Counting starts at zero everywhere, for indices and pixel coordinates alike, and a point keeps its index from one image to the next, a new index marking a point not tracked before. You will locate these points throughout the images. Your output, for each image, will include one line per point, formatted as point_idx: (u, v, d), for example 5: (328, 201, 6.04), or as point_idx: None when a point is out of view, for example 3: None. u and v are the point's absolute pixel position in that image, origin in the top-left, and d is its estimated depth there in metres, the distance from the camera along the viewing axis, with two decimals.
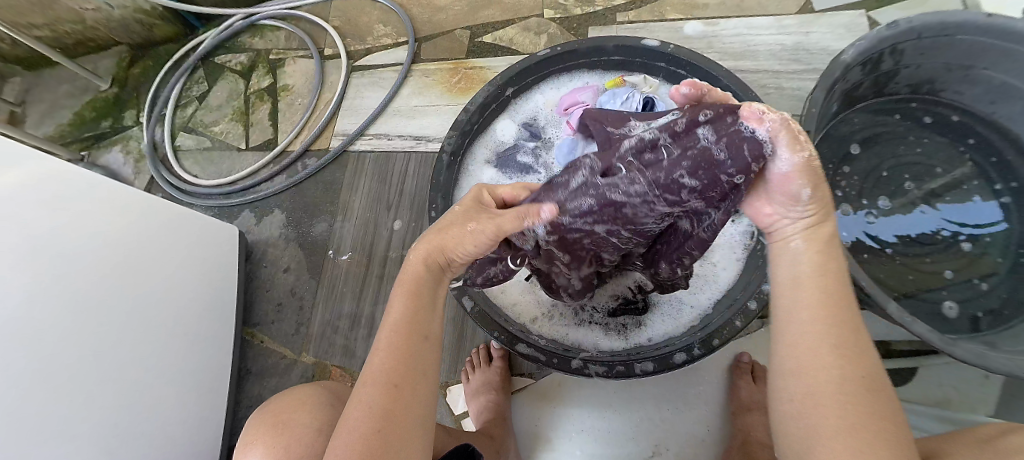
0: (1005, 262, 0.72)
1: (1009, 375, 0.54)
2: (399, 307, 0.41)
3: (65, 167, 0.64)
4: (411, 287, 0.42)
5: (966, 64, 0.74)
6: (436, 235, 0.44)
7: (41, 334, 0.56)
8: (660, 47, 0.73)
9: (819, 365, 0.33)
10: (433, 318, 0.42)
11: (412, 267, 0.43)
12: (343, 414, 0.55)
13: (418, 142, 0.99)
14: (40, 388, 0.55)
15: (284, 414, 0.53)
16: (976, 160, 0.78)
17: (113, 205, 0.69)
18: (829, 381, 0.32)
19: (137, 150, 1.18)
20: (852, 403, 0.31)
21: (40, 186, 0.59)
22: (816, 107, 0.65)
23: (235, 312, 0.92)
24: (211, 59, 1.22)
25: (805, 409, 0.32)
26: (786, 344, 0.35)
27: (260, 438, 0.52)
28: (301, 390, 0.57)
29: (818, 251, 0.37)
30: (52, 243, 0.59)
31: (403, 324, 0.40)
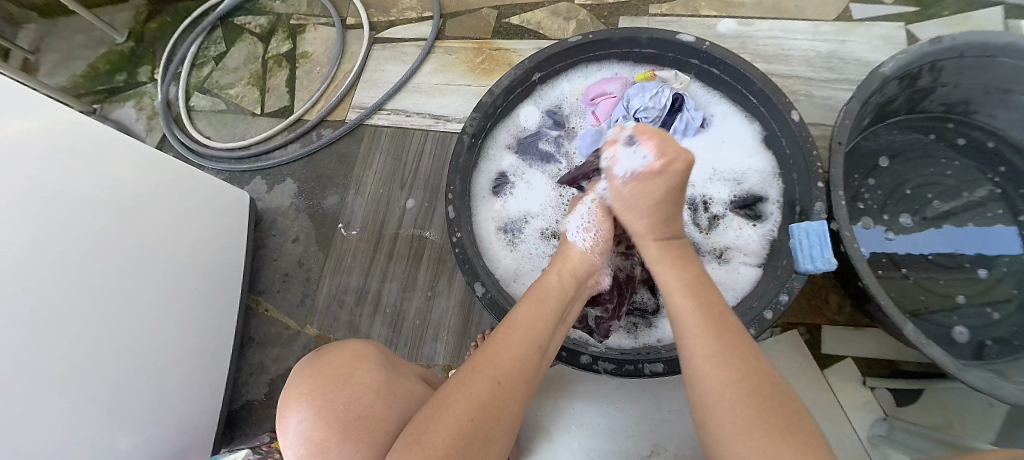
0: (1020, 293, 0.70)
1: (1016, 406, 0.54)
2: (528, 312, 0.46)
3: (77, 118, 0.62)
4: (541, 302, 0.47)
5: (1005, 88, 0.71)
6: (553, 277, 0.51)
7: (43, 288, 0.55)
8: (696, 43, 0.71)
9: (704, 366, 0.39)
10: (550, 335, 0.46)
11: (546, 286, 0.50)
12: (399, 380, 0.52)
13: (436, 122, 0.97)
14: (43, 342, 0.54)
15: (343, 369, 0.49)
16: (1001, 187, 0.76)
17: (120, 162, 0.68)
18: (724, 375, 0.38)
19: (150, 107, 1.16)
20: (750, 386, 0.37)
21: (49, 136, 0.57)
22: (850, 118, 0.63)
23: (242, 278, 0.92)
24: (230, 20, 1.19)
25: (715, 407, 0.37)
26: (684, 356, 0.41)
27: (312, 390, 0.49)
28: (355, 345, 0.53)
29: (695, 281, 0.46)
30: (60, 196, 0.58)
31: (529, 328, 0.44)
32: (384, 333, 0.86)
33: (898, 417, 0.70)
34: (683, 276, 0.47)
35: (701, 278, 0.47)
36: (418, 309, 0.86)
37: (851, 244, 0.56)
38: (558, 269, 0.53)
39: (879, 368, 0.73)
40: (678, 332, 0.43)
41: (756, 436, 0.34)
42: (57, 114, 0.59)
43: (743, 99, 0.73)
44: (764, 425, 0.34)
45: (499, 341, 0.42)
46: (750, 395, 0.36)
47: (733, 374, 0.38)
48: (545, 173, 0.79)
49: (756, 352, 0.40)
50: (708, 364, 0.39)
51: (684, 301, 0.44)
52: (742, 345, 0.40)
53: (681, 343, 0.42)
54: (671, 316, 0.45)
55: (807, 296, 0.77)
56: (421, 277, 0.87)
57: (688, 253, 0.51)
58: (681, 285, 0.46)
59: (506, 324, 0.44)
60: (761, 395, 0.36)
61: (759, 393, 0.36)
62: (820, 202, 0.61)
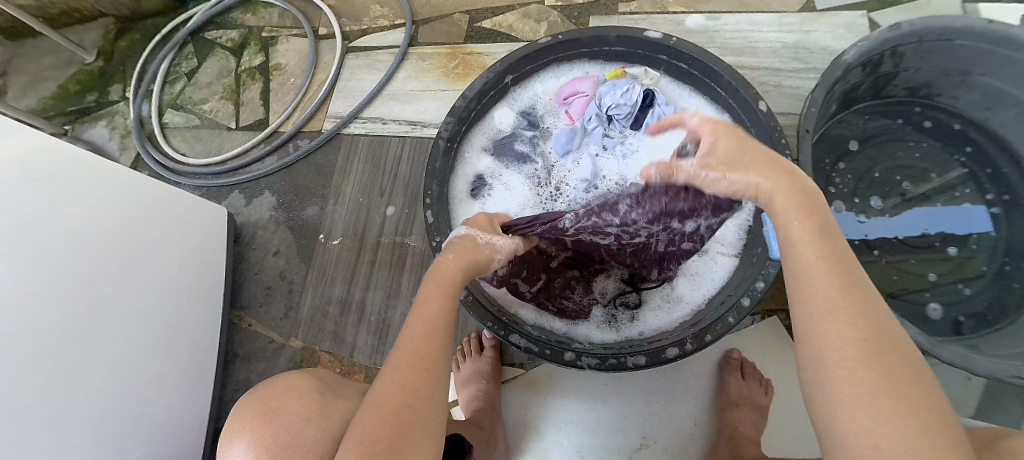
0: (990, 268, 0.73)
1: (990, 377, 0.55)
2: (433, 302, 0.42)
3: (48, 141, 0.61)
4: (446, 287, 0.44)
5: (964, 70, 0.74)
6: (454, 261, 0.46)
7: (21, 315, 0.54)
8: (663, 39, 0.72)
9: (825, 321, 0.34)
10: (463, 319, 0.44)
11: (446, 270, 0.45)
12: (333, 403, 0.52)
13: (413, 128, 0.97)
14: (23, 370, 0.53)
15: (273, 402, 0.50)
16: (967, 166, 0.79)
17: (95, 183, 0.67)
18: (848, 330, 0.33)
19: (123, 126, 1.14)
20: (873, 347, 0.33)
21: (22, 162, 0.56)
22: (816, 106, 0.64)
23: (223, 294, 0.91)
24: (201, 35, 1.18)
25: (828, 364, 0.34)
26: (799, 303, 0.37)
27: (243, 427, 0.48)
28: (286, 379, 0.54)
29: (821, 228, 0.39)
30: (34, 220, 0.57)
31: (438, 316, 0.42)
32: (370, 342, 0.85)
33: None
34: (803, 221, 0.39)
35: (823, 221, 0.40)
36: (403, 316, 0.85)
37: None
38: (454, 251, 0.47)
39: None
40: (795, 275, 0.38)
41: (873, 395, 0.31)
42: (30, 137, 0.58)
43: (712, 92, 0.75)
44: (891, 384, 0.31)
45: (413, 335, 0.40)
46: (873, 358, 0.32)
47: (858, 333, 0.33)
48: (522, 174, 0.79)
49: (884, 315, 0.35)
50: (838, 333, 0.34)
51: (808, 250, 0.38)
52: (869, 302, 0.35)
53: (794, 285, 0.38)
54: (789, 255, 0.39)
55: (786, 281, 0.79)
56: (405, 284, 0.87)
57: (802, 184, 0.42)
58: (806, 231, 0.39)
59: (414, 309, 0.43)
60: (885, 357, 0.32)
61: (884, 357, 0.32)
62: None
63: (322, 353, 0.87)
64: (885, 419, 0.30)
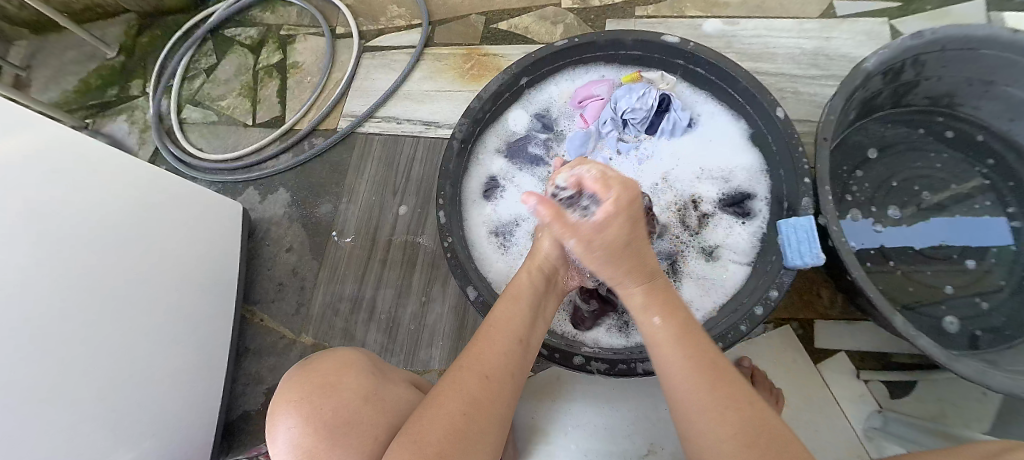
0: (1010, 282, 0.71)
1: (1008, 394, 0.54)
2: (506, 312, 0.48)
3: (73, 136, 0.62)
4: (519, 297, 0.50)
5: (987, 80, 0.72)
6: (527, 277, 0.52)
7: (40, 305, 0.55)
8: (680, 44, 0.72)
9: (702, 422, 0.38)
10: (530, 332, 0.48)
11: (523, 281, 0.52)
12: (385, 385, 0.52)
13: (427, 128, 0.98)
14: (40, 357, 0.54)
15: (330, 377, 0.49)
16: (988, 178, 0.77)
17: (115, 177, 0.68)
18: (720, 430, 0.37)
19: (142, 120, 1.16)
20: (750, 439, 0.36)
21: (45, 155, 0.58)
22: (835, 114, 0.63)
23: (236, 289, 0.92)
24: (221, 32, 1.20)
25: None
26: (680, 412, 0.41)
27: (299, 398, 0.48)
28: (341, 354, 0.53)
29: (690, 333, 0.44)
30: (55, 211, 0.58)
31: (508, 325, 0.46)
32: (380, 340, 0.86)
33: (893, 409, 0.71)
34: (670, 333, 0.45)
35: (688, 323, 0.46)
36: (413, 315, 0.86)
37: (839, 239, 0.57)
38: (527, 270, 0.53)
39: (872, 361, 0.73)
40: (670, 386, 0.42)
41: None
42: (54, 130, 0.60)
43: (729, 98, 0.74)
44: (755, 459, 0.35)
45: (482, 341, 0.45)
46: (751, 450, 0.35)
47: (732, 428, 0.37)
48: (534, 176, 0.79)
49: (757, 408, 0.38)
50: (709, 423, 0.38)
51: (675, 352, 0.43)
52: (736, 397, 0.39)
53: (672, 394, 0.42)
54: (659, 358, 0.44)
55: (800, 290, 0.78)
56: (416, 283, 0.88)
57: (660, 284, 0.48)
58: (669, 336, 0.44)
59: (488, 324, 0.47)
60: (760, 447, 0.35)
61: (758, 446, 0.35)
62: (806, 198, 0.62)
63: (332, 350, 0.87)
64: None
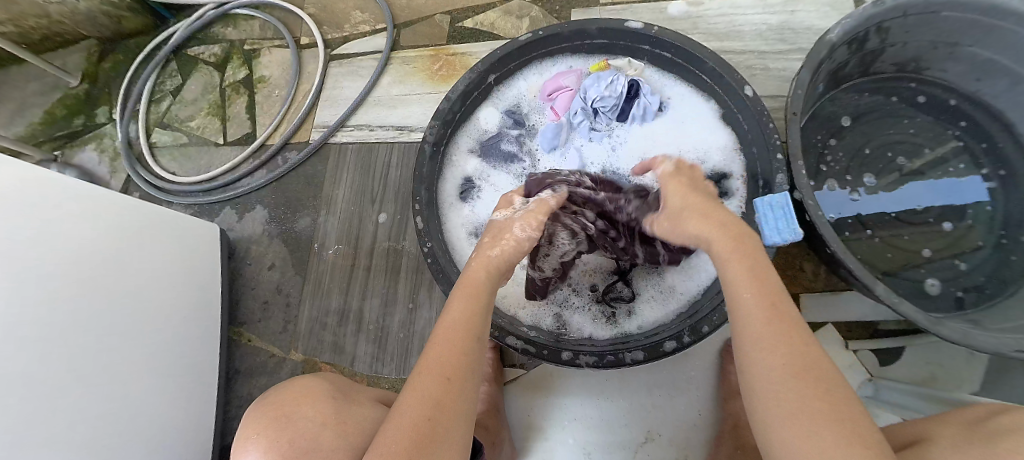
0: (988, 241, 0.72)
1: (993, 353, 0.55)
2: (458, 308, 0.45)
3: (41, 175, 0.62)
4: (470, 291, 0.47)
5: (952, 42, 0.73)
6: (487, 261, 0.51)
7: (14, 349, 0.54)
8: (645, 29, 0.71)
9: (754, 349, 0.36)
10: (486, 325, 0.46)
11: (473, 275, 0.50)
12: (347, 409, 0.52)
13: (400, 133, 0.97)
14: (21, 401, 0.53)
15: (288, 407, 0.49)
16: (961, 139, 0.78)
17: (90, 211, 0.67)
18: (771, 358, 0.35)
19: (112, 148, 1.14)
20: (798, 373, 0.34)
21: (11, 195, 0.57)
22: (803, 87, 0.63)
23: (220, 311, 0.91)
24: (184, 52, 1.17)
25: (760, 390, 0.35)
26: (736, 334, 0.39)
27: (258, 432, 0.48)
28: (301, 382, 0.53)
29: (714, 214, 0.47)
30: (25, 252, 0.57)
31: (463, 322, 0.44)
32: (370, 350, 0.85)
33: (883, 376, 0.71)
34: (730, 250, 0.42)
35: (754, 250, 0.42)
36: (401, 323, 0.85)
37: (816, 213, 0.57)
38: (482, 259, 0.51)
39: (859, 330, 0.74)
40: (734, 306, 0.40)
41: (799, 419, 0.32)
42: (11, 168, 0.58)
43: (697, 79, 0.74)
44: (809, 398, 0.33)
45: (435, 342, 0.43)
46: (801, 380, 0.33)
47: (784, 356, 0.35)
48: (509, 173, 0.79)
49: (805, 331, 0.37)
50: (765, 355, 0.36)
51: (740, 273, 0.40)
52: (790, 323, 0.37)
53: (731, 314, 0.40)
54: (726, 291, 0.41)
55: (783, 265, 0.78)
56: (401, 290, 0.87)
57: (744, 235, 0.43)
58: (746, 266, 0.41)
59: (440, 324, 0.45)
60: (814, 379, 0.33)
61: (810, 378, 0.33)
62: (781, 174, 0.62)
63: (322, 364, 0.86)
64: (804, 439, 0.31)
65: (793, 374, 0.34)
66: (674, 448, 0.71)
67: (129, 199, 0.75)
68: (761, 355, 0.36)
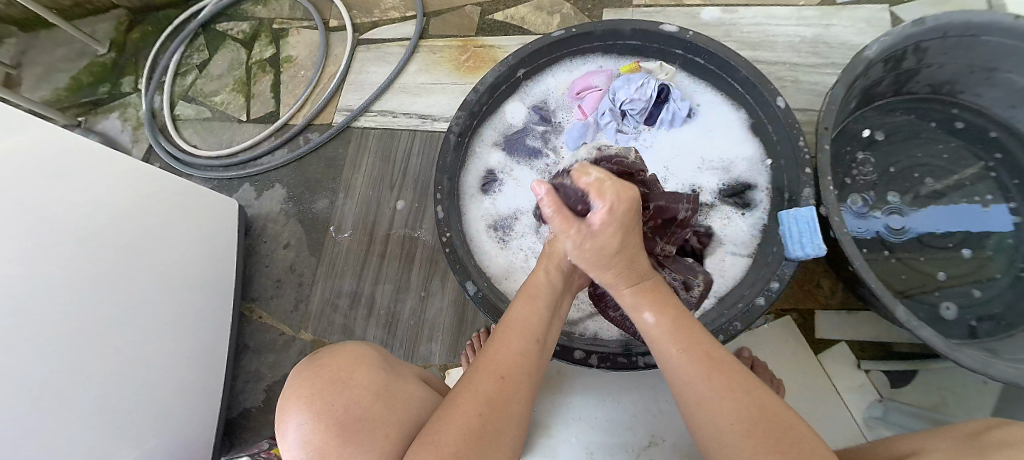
0: (1010, 270, 0.71)
1: (1009, 383, 0.54)
2: (523, 314, 0.47)
3: (78, 139, 0.64)
4: (535, 297, 0.49)
5: (989, 66, 0.72)
6: (552, 264, 0.52)
7: (40, 306, 0.55)
8: (679, 33, 0.71)
9: (699, 414, 0.38)
10: (547, 334, 0.48)
11: (540, 280, 0.51)
12: (396, 382, 0.51)
13: (424, 122, 0.97)
14: (43, 358, 0.55)
15: (341, 372, 0.48)
16: (992, 169, 0.76)
17: (120, 178, 0.69)
18: (721, 419, 0.37)
19: (135, 118, 1.15)
20: (746, 425, 0.36)
21: (47, 154, 0.58)
22: (836, 103, 0.62)
23: (233, 286, 0.91)
24: (212, 27, 1.18)
25: (718, 450, 0.36)
26: (682, 396, 0.41)
27: (311, 393, 0.47)
28: (353, 349, 0.52)
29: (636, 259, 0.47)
30: (54, 212, 0.58)
31: (526, 329, 0.46)
32: (379, 336, 0.85)
33: (893, 398, 0.70)
34: (642, 297, 0.46)
35: (681, 318, 0.45)
36: (412, 311, 0.85)
37: (841, 230, 0.56)
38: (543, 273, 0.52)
39: (873, 350, 0.73)
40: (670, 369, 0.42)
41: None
42: (40, 129, 0.58)
43: (728, 87, 0.73)
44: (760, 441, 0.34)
45: (498, 342, 0.44)
46: (752, 436, 0.35)
47: (731, 420, 0.36)
48: (533, 169, 0.78)
49: (746, 382, 0.38)
50: (711, 413, 0.37)
51: (670, 349, 0.43)
52: (733, 375, 0.39)
53: (672, 388, 0.42)
54: (656, 351, 0.44)
55: (800, 281, 0.77)
56: (414, 278, 0.87)
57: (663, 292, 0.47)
58: (666, 331, 0.44)
59: (503, 326, 0.46)
60: (763, 435, 0.34)
61: (755, 434, 0.35)
62: (808, 188, 0.61)
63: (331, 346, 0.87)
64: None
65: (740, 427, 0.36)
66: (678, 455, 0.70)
67: (163, 173, 0.78)
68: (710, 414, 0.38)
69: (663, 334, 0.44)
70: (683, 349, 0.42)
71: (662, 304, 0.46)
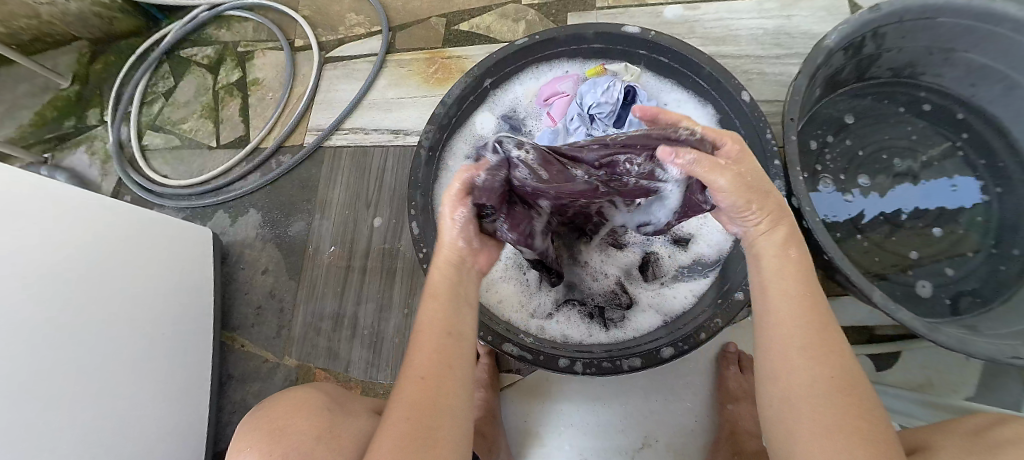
0: (984, 245, 0.72)
1: (989, 359, 0.55)
2: (428, 308, 0.42)
3: (48, 184, 0.63)
4: (439, 288, 0.43)
5: (947, 47, 0.73)
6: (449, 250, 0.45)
7: (13, 358, 0.53)
8: (641, 34, 0.71)
9: (795, 359, 0.37)
10: (463, 317, 0.43)
11: (439, 271, 0.45)
12: (341, 420, 0.51)
13: (396, 136, 0.96)
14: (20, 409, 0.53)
15: (280, 420, 0.48)
16: (959, 148, 0.78)
17: (91, 218, 0.68)
18: (818, 370, 0.36)
19: (103, 150, 1.12)
20: (838, 385, 0.35)
21: (17, 199, 0.57)
22: (799, 94, 0.63)
23: (213, 316, 0.89)
24: (176, 54, 1.16)
25: (799, 403, 0.35)
26: (769, 339, 0.39)
27: (252, 444, 0.47)
28: (296, 393, 0.53)
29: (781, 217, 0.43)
30: (25, 259, 0.57)
31: (433, 322, 0.41)
32: (365, 356, 0.84)
33: (879, 381, 0.71)
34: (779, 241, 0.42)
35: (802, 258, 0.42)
36: (396, 328, 0.84)
37: (813, 219, 0.56)
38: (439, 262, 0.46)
39: (856, 335, 0.74)
40: (767, 314, 0.40)
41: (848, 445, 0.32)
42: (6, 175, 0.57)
43: (694, 85, 0.74)
44: (847, 421, 0.33)
45: (413, 343, 0.41)
46: (834, 397, 0.35)
47: (825, 372, 0.36)
48: None
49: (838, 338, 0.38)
50: (810, 367, 0.36)
51: (785, 285, 0.40)
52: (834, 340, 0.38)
53: (765, 327, 0.40)
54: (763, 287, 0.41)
55: None
56: (396, 295, 0.86)
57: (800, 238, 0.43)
58: (795, 271, 0.41)
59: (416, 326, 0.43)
60: (848, 396, 0.35)
61: (846, 393, 0.35)
62: (778, 180, 0.62)
63: (317, 370, 0.85)
64: (835, 449, 0.32)
65: (837, 392, 0.35)
66: (672, 454, 0.70)
67: (137, 209, 0.77)
68: (803, 370, 0.36)
69: (785, 275, 0.40)
70: (795, 296, 0.39)
71: (799, 261, 0.41)
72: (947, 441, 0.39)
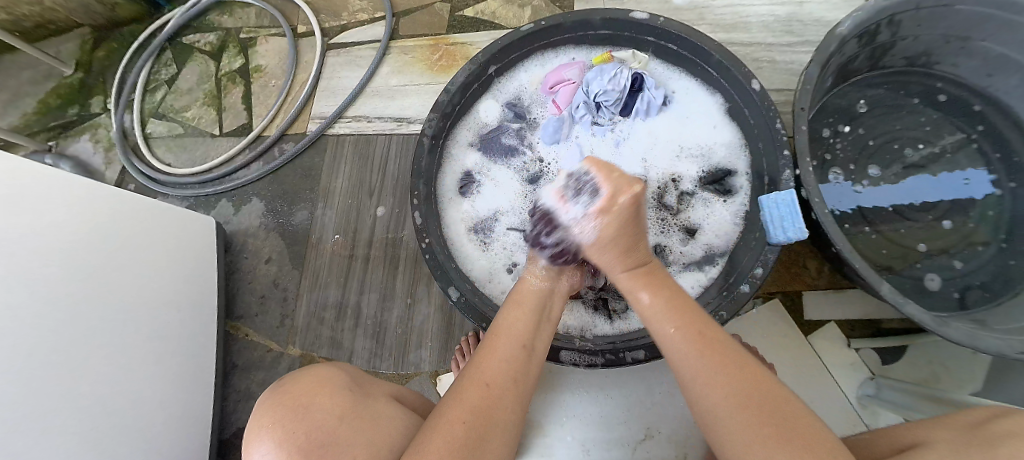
0: (996, 240, 0.70)
1: (998, 356, 0.54)
2: (513, 322, 0.48)
3: (56, 172, 0.63)
4: (524, 309, 0.50)
5: (965, 35, 0.71)
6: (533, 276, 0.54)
7: (19, 346, 0.54)
8: (650, 20, 0.69)
9: (700, 386, 0.41)
10: (537, 341, 0.48)
11: (526, 293, 0.52)
12: (363, 401, 0.51)
13: (399, 125, 0.95)
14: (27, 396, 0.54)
15: (304, 397, 0.48)
16: (974, 140, 0.76)
17: (98, 206, 0.68)
18: (717, 395, 0.39)
19: (107, 139, 1.12)
20: (744, 397, 0.38)
21: (25, 188, 0.57)
22: (811, 83, 0.61)
23: (217, 305, 0.90)
24: (179, 40, 1.15)
25: (721, 427, 0.39)
26: (681, 378, 0.44)
27: (273, 422, 0.46)
28: (314, 371, 0.52)
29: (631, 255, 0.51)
30: (30, 247, 0.57)
31: (517, 339, 0.47)
32: (368, 346, 0.84)
33: (884, 375, 0.70)
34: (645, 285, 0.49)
35: (676, 293, 0.48)
36: (399, 319, 0.84)
37: (822, 211, 0.55)
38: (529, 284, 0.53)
39: (862, 329, 0.73)
40: (671, 357, 0.45)
41: (768, 449, 0.35)
42: (14, 164, 0.57)
43: (702, 72, 0.72)
44: (764, 426, 0.36)
45: (486, 352, 0.45)
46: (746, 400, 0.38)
47: (730, 387, 0.39)
48: (510, 168, 0.77)
49: (732, 351, 0.42)
50: (713, 391, 0.40)
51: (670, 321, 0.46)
52: (725, 355, 0.42)
53: (675, 368, 0.44)
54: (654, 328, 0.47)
55: (786, 263, 0.77)
56: (399, 285, 0.86)
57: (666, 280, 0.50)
58: (666, 308, 0.47)
59: (492, 334, 0.48)
60: (759, 396, 0.38)
61: (756, 396, 0.38)
62: (787, 171, 0.61)
63: (320, 360, 0.86)
64: (764, 458, 0.35)
65: (741, 405, 0.38)
66: (673, 446, 0.70)
67: (142, 197, 0.77)
68: (710, 389, 0.40)
69: (661, 312, 0.47)
70: (680, 327, 0.45)
71: (659, 287, 0.49)
72: (944, 433, 0.39)
